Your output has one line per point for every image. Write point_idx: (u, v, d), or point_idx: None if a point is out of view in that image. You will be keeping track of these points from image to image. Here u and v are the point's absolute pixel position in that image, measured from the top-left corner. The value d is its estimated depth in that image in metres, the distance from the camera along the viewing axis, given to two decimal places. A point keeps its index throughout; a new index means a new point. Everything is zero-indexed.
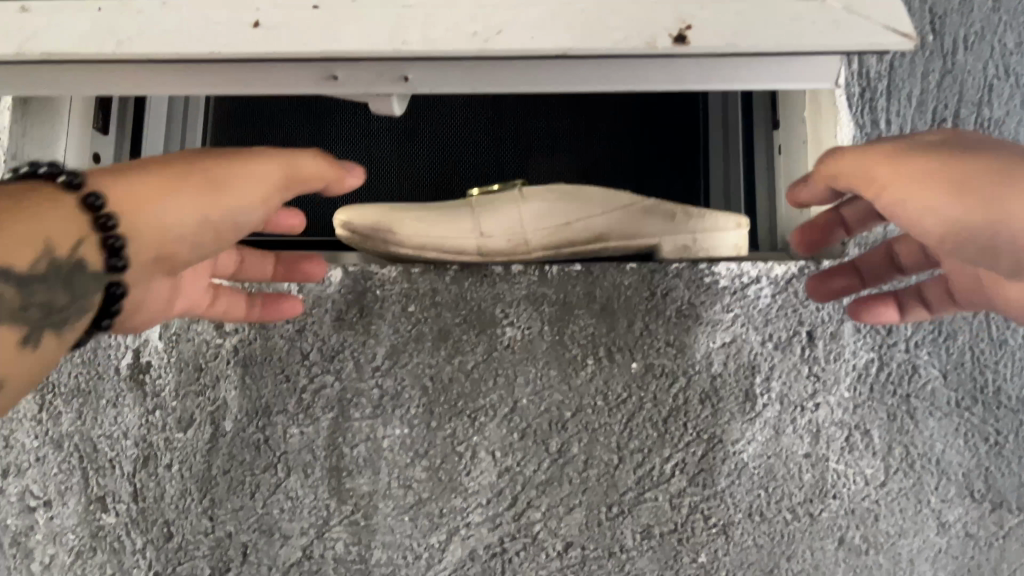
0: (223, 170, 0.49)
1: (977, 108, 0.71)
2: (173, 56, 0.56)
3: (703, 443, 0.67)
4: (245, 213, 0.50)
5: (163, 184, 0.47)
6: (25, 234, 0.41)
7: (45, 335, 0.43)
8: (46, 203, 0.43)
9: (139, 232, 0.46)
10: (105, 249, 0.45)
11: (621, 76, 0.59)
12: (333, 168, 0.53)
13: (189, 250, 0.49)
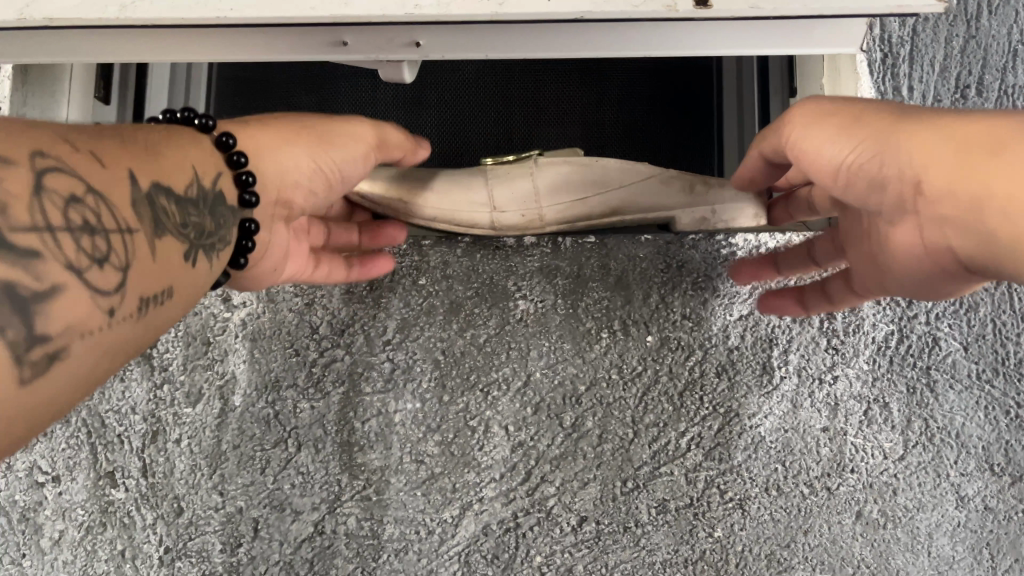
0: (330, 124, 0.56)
1: (1002, 75, 0.70)
2: (177, 21, 0.54)
3: (720, 418, 0.66)
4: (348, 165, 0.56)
5: (282, 135, 0.53)
6: (177, 160, 0.42)
7: (199, 258, 0.41)
8: (180, 144, 0.44)
9: (268, 169, 0.51)
10: (239, 185, 0.48)
11: (640, 41, 0.57)
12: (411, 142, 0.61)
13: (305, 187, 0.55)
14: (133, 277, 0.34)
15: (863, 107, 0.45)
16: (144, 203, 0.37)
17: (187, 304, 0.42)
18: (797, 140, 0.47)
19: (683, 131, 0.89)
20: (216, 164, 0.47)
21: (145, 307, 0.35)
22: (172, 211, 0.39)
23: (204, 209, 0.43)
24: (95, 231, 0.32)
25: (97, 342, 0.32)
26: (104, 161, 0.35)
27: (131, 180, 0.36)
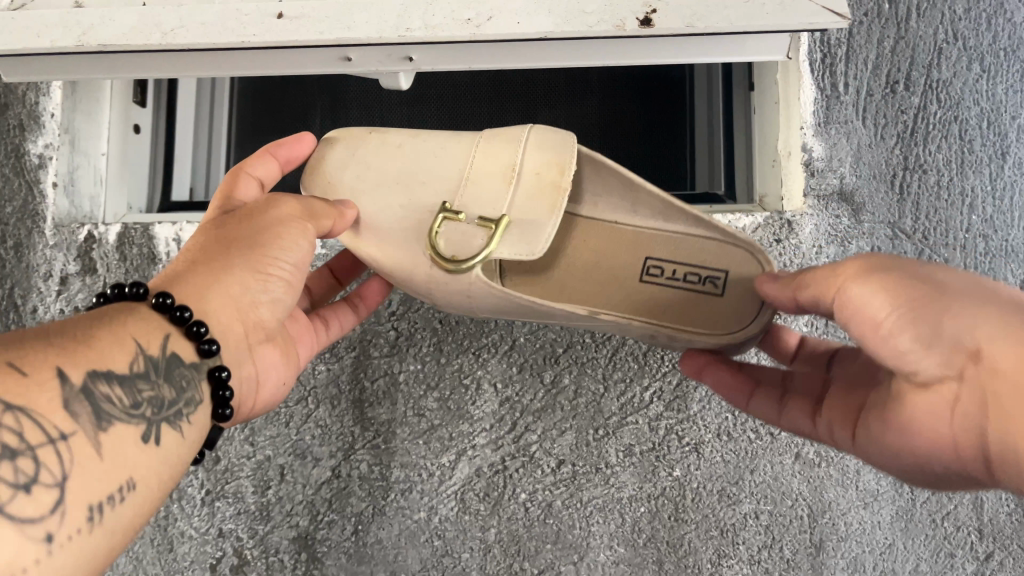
0: (257, 224, 0.54)
1: (928, 70, 0.79)
2: (210, 45, 0.65)
3: (679, 373, 0.77)
4: (297, 256, 0.54)
5: (214, 260, 0.52)
6: (109, 338, 0.43)
7: (160, 432, 0.43)
8: (122, 316, 0.45)
9: (213, 310, 0.50)
10: (194, 338, 0.48)
11: (598, 52, 0.66)
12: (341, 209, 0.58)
13: (267, 300, 0.53)
14: (72, 490, 0.37)
15: (919, 271, 0.43)
16: (81, 399, 0.39)
17: (165, 482, 0.44)
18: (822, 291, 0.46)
19: (662, 110, 0.98)
20: (161, 326, 0.46)
21: (97, 513, 0.38)
22: (117, 397, 0.41)
23: (154, 380, 0.44)
24: (18, 453, 0.35)
25: (38, 571, 0.34)
26: (26, 368, 0.37)
27: (60, 381, 0.38)
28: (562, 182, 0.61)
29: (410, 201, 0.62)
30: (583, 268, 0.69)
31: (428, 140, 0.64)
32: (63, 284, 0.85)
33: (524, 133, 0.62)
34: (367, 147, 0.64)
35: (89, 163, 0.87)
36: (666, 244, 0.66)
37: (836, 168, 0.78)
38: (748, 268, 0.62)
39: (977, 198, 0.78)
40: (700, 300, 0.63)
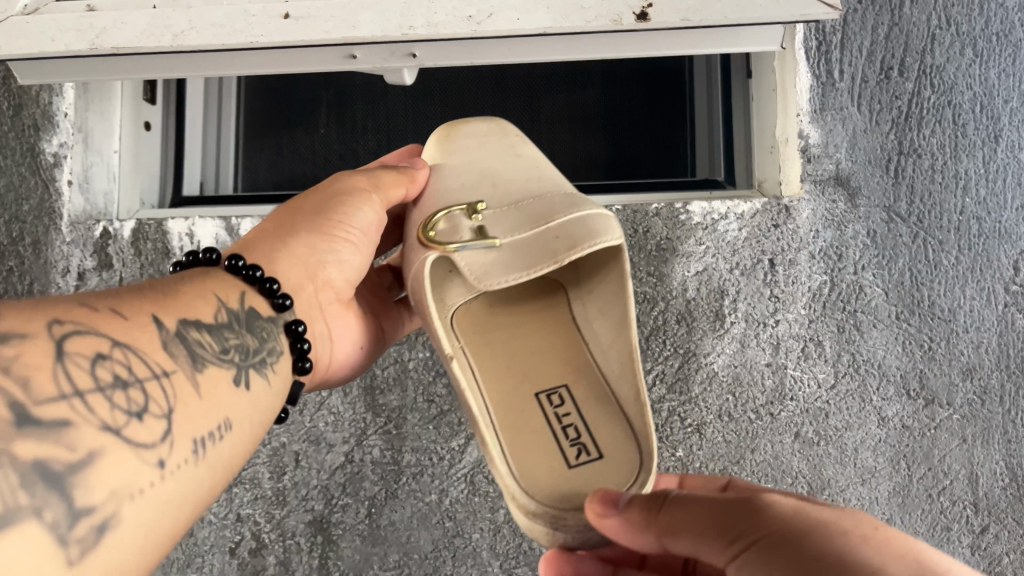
0: (328, 194, 0.64)
1: (921, 56, 0.80)
2: (219, 46, 0.67)
3: (679, 357, 0.79)
4: (362, 220, 0.64)
5: (289, 224, 0.61)
6: (197, 288, 0.48)
7: (246, 378, 0.47)
8: (203, 275, 0.52)
9: (285, 263, 0.58)
10: (267, 293, 0.54)
11: (597, 45, 0.68)
12: (406, 175, 0.67)
13: (334, 259, 0.62)
14: (177, 423, 0.39)
15: (817, 532, 0.40)
16: (176, 343, 0.42)
17: (251, 431, 0.47)
18: (710, 546, 0.42)
19: (659, 95, 0.99)
20: (238, 284, 0.53)
21: (199, 448, 0.40)
22: (206, 343, 0.45)
23: (237, 329, 0.49)
24: (130, 385, 0.37)
25: (152, 496, 0.36)
26: (127, 314, 0.41)
27: (156, 325, 0.42)
28: (560, 254, 0.61)
29: (470, 186, 0.68)
30: (500, 347, 0.69)
31: (539, 167, 0.71)
32: (81, 279, 0.87)
33: (588, 204, 0.64)
34: (490, 152, 0.72)
35: (102, 161, 0.89)
36: (588, 396, 0.66)
37: (832, 154, 0.79)
38: (615, 479, 0.58)
39: (971, 181, 0.79)
40: (555, 449, 0.61)
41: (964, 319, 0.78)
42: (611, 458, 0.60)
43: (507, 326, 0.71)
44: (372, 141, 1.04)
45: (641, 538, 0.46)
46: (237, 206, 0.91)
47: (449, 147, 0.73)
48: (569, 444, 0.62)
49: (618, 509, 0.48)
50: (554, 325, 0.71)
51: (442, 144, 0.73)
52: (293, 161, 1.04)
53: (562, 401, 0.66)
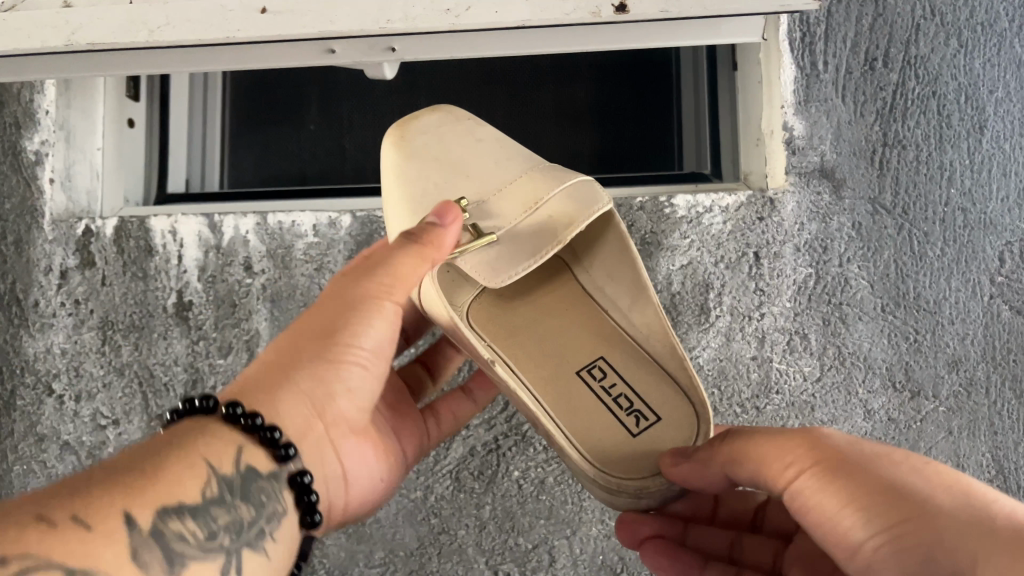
0: (342, 303, 0.55)
1: (906, 47, 0.80)
2: (196, 41, 0.66)
3: None
4: (375, 333, 0.55)
5: (291, 354, 0.53)
6: (181, 461, 0.43)
7: (238, 557, 0.43)
8: (193, 435, 0.45)
9: (286, 407, 0.51)
10: (267, 444, 0.48)
11: (583, 38, 0.68)
12: (430, 254, 0.56)
13: (347, 388, 0.54)
14: None
15: (873, 462, 0.45)
16: (149, 544, 0.38)
17: None
18: (773, 474, 0.48)
19: (644, 92, 0.99)
20: (233, 440, 0.46)
21: None
22: (190, 533, 0.40)
23: (229, 502, 0.44)
24: None
25: None
26: (92, 522, 0.36)
27: (127, 527, 0.37)
28: (564, 235, 0.65)
29: (444, 182, 0.68)
30: (532, 334, 0.69)
31: (501, 142, 0.71)
32: (63, 278, 0.86)
33: (573, 178, 0.67)
34: (447, 129, 0.71)
35: (85, 159, 0.88)
36: (626, 361, 0.68)
37: (817, 145, 0.79)
38: (679, 439, 0.62)
39: (956, 172, 0.79)
40: (615, 422, 0.64)
41: (950, 311, 0.77)
42: (668, 417, 0.63)
43: (530, 309, 0.71)
44: (359, 136, 1.02)
45: (712, 472, 0.53)
46: (220, 203, 0.91)
47: (407, 149, 0.69)
48: (624, 413, 0.64)
49: (686, 458, 0.55)
50: (569, 299, 0.72)
51: (397, 147, 0.69)
52: (279, 157, 1.03)
53: (603, 372, 0.67)
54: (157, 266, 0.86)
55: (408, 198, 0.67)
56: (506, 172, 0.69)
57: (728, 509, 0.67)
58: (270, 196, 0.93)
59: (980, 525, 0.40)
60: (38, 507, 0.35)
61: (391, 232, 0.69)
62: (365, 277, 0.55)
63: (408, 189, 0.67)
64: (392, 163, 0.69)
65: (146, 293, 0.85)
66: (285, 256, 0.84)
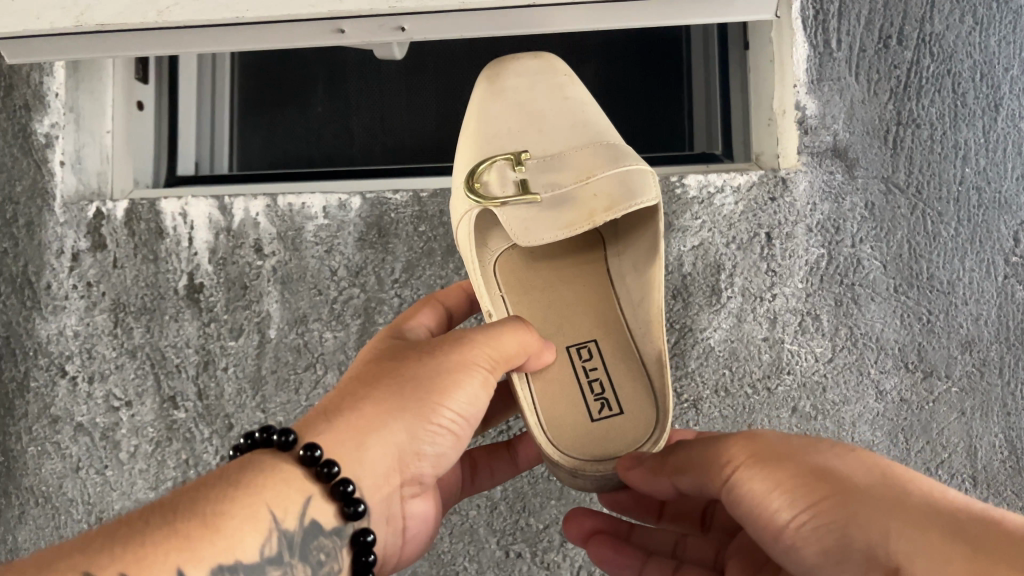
0: (442, 357, 0.54)
1: (921, 24, 0.79)
2: (205, 21, 0.66)
3: (676, 332, 0.78)
4: (468, 405, 0.55)
5: (386, 397, 0.52)
6: (253, 504, 0.43)
7: None
8: (267, 476, 0.46)
9: (372, 455, 0.51)
10: (338, 497, 0.48)
11: (623, 15, 0.67)
12: (527, 338, 0.59)
13: (430, 450, 0.54)
14: None
15: (803, 450, 0.45)
16: None
17: None
18: (711, 476, 0.48)
19: (654, 71, 0.98)
20: (304, 486, 0.47)
21: None
22: None
23: (287, 560, 0.44)
24: None
25: None
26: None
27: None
28: (596, 216, 0.62)
29: (516, 130, 0.67)
30: (537, 298, 0.69)
31: (588, 109, 0.69)
32: (75, 261, 0.86)
33: (629, 164, 0.62)
34: (540, 85, 0.70)
35: (94, 142, 0.88)
36: (618, 353, 0.67)
37: (830, 125, 0.78)
38: (630, 436, 0.61)
39: (971, 151, 0.78)
40: (580, 403, 0.64)
41: (963, 291, 0.77)
42: (630, 415, 0.63)
43: (549, 277, 0.71)
44: (366, 118, 1.02)
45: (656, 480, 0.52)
46: (231, 185, 0.91)
47: (497, 87, 0.70)
48: (593, 398, 0.64)
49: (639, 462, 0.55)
50: (590, 279, 0.71)
51: (488, 84, 0.70)
52: (287, 140, 1.02)
53: (591, 355, 0.67)
54: (168, 248, 0.86)
55: (475, 132, 0.68)
56: (575, 138, 0.66)
57: (675, 506, 0.65)
58: (280, 178, 0.92)
59: (900, 505, 0.40)
60: (88, 561, 0.37)
61: (457, 159, 0.71)
62: (467, 340, 0.55)
63: (478, 123, 0.69)
64: (480, 97, 0.70)
65: (158, 275, 0.86)
66: (295, 238, 0.84)
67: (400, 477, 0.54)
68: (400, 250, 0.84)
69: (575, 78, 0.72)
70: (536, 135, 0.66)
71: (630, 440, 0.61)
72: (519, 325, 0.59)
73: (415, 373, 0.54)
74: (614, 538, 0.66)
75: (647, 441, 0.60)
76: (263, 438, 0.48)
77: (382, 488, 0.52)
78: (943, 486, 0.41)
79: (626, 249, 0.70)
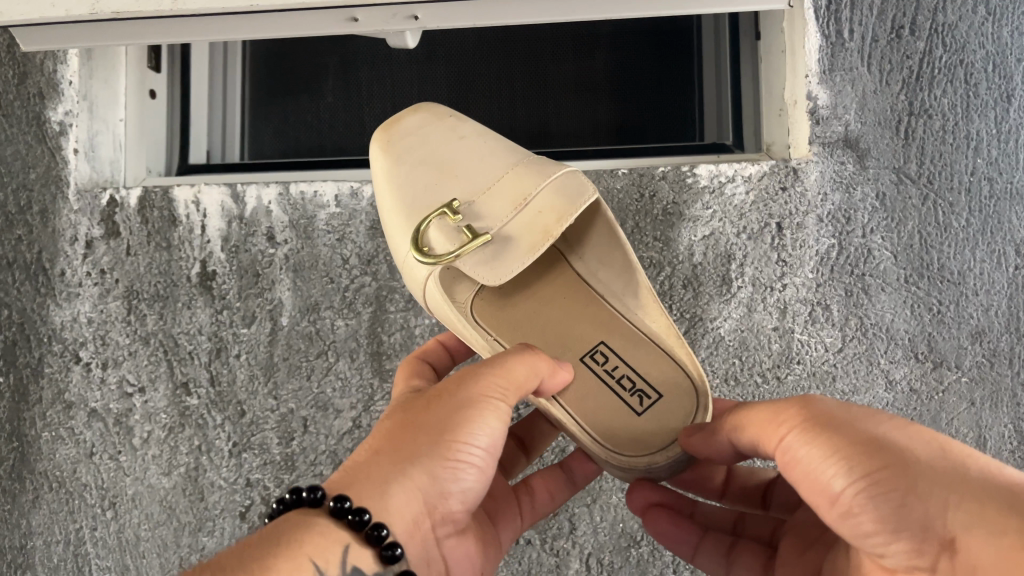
0: (453, 398, 0.53)
1: (934, 14, 0.79)
2: (219, 10, 0.67)
3: (686, 322, 0.78)
4: (488, 438, 0.52)
5: (401, 449, 0.51)
6: (289, 558, 0.43)
7: None
8: (300, 535, 0.45)
9: (397, 500, 0.49)
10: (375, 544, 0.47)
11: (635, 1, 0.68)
12: (537, 364, 0.57)
13: (458, 490, 0.52)
14: None
15: (857, 418, 0.44)
16: None
17: None
18: (768, 437, 0.47)
19: (666, 60, 0.97)
20: (340, 538, 0.46)
21: None
22: None
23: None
24: None
25: None
26: None
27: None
28: (552, 229, 0.63)
29: (437, 184, 0.67)
30: (538, 324, 0.69)
31: (488, 139, 0.69)
32: (88, 248, 0.87)
33: (559, 172, 0.64)
34: (436, 130, 0.70)
35: (108, 129, 0.88)
36: (627, 344, 0.67)
37: (842, 115, 0.78)
38: (679, 416, 0.62)
39: (982, 141, 0.78)
40: (620, 404, 0.64)
41: (974, 282, 0.77)
42: (670, 396, 0.64)
43: (531, 303, 0.71)
44: (377, 108, 1.02)
45: (718, 441, 0.54)
46: (244, 174, 0.91)
47: (395, 154, 0.69)
48: (628, 393, 0.65)
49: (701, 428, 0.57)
50: (568, 287, 0.71)
51: (385, 155, 0.69)
52: (298, 129, 1.03)
53: (605, 358, 0.67)
54: (181, 236, 0.86)
55: (399, 207, 0.67)
56: (494, 168, 0.67)
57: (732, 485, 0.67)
58: (292, 167, 0.93)
59: (959, 475, 0.40)
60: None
61: (390, 237, 0.69)
62: (476, 375, 0.54)
63: (397, 198, 0.67)
64: (384, 172, 0.69)
65: (171, 262, 0.86)
66: (308, 227, 0.85)
67: (434, 524, 0.51)
68: None
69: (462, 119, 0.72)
70: (457, 180, 0.66)
71: (683, 416, 0.62)
72: (526, 352, 0.57)
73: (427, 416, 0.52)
74: (675, 512, 0.64)
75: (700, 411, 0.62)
76: (296, 502, 0.48)
77: (417, 535, 0.50)
78: (1001, 462, 0.41)
79: (586, 246, 0.71)
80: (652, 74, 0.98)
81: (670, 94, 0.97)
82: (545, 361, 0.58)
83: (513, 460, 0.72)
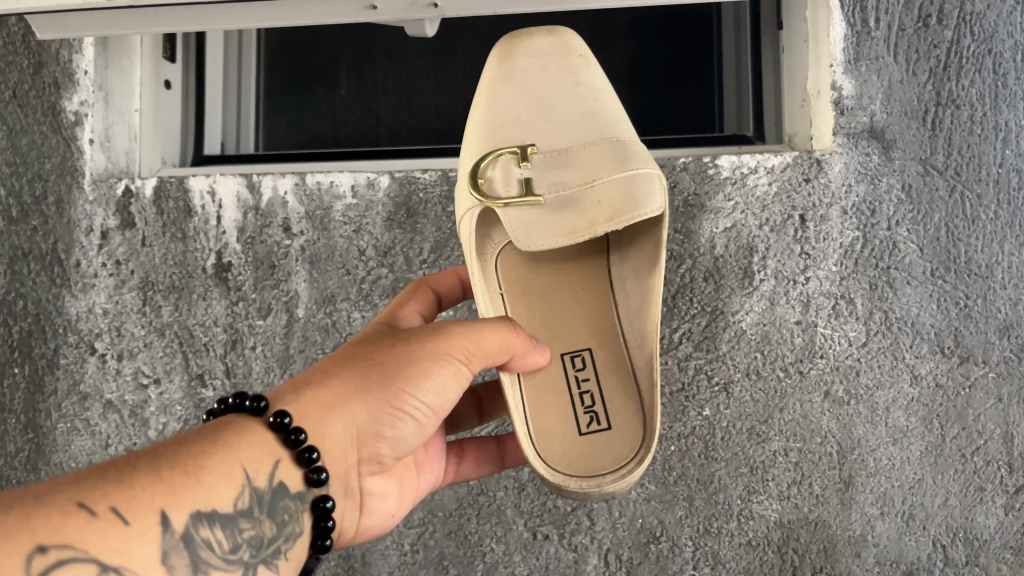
0: (419, 346, 0.53)
1: (962, 3, 0.77)
2: None
3: (707, 315, 0.77)
4: (437, 396, 0.53)
5: (353, 379, 0.52)
6: (223, 460, 0.44)
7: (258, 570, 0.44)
8: (236, 439, 0.46)
9: (334, 430, 0.50)
10: (304, 463, 0.48)
11: None
12: (511, 337, 0.57)
13: (392, 435, 0.53)
14: None
15: None
16: (177, 546, 0.39)
17: None
18: None
19: (682, 46, 0.97)
20: (274, 450, 0.47)
21: None
22: (217, 541, 0.41)
23: (257, 515, 0.45)
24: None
25: None
26: (131, 518, 0.37)
27: (162, 526, 0.38)
28: (597, 226, 0.61)
29: (526, 120, 0.65)
30: (544, 301, 0.69)
31: (599, 102, 0.66)
32: (103, 239, 0.86)
33: (635, 169, 0.61)
34: (553, 67, 0.67)
35: (123, 120, 0.88)
36: (609, 366, 0.67)
37: (867, 105, 0.77)
38: (609, 457, 0.61)
39: (1012, 132, 0.77)
40: (570, 416, 0.64)
41: (1002, 275, 0.76)
42: (614, 435, 0.63)
43: (549, 279, 0.70)
44: (392, 100, 1.02)
45: None
46: (259, 165, 0.90)
47: (508, 73, 0.68)
48: (583, 410, 0.65)
49: None
50: (589, 285, 0.70)
51: (499, 70, 0.68)
52: (313, 121, 1.02)
53: (583, 365, 0.67)
54: (196, 227, 0.85)
55: (482, 121, 0.66)
56: (583, 134, 0.64)
57: None
58: (308, 157, 0.92)
59: None
60: (86, 490, 0.37)
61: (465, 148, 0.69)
62: (447, 332, 0.54)
63: (486, 113, 0.67)
64: (490, 87, 0.68)
65: (186, 254, 0.86)
66: (324, 218, 0.84)
67: (359, 457, 0.53)
68: (428, 230, 0.83)
69: (590, 62, 0.69)
70: (544, 126, 0.64)
71: (615, 458, 0.61)
72: (506, 323, 0.58)
73: (388, 358, 0.53)
74: None
75: (633, 460, 0.60)
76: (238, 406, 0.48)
77: (342, 463, 0.52)
78: None
79: (631, 255, 0.69)
80: (671, 61, 0.97)
81: (690, 82, 0.96)
82: (520, 338, 0.58)
83: (463, 417, 0.73)
